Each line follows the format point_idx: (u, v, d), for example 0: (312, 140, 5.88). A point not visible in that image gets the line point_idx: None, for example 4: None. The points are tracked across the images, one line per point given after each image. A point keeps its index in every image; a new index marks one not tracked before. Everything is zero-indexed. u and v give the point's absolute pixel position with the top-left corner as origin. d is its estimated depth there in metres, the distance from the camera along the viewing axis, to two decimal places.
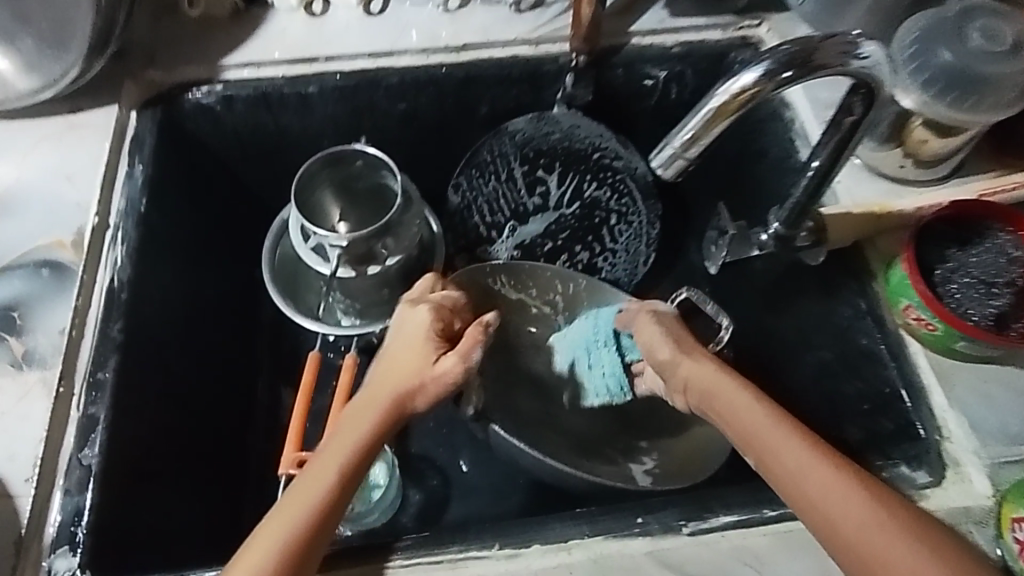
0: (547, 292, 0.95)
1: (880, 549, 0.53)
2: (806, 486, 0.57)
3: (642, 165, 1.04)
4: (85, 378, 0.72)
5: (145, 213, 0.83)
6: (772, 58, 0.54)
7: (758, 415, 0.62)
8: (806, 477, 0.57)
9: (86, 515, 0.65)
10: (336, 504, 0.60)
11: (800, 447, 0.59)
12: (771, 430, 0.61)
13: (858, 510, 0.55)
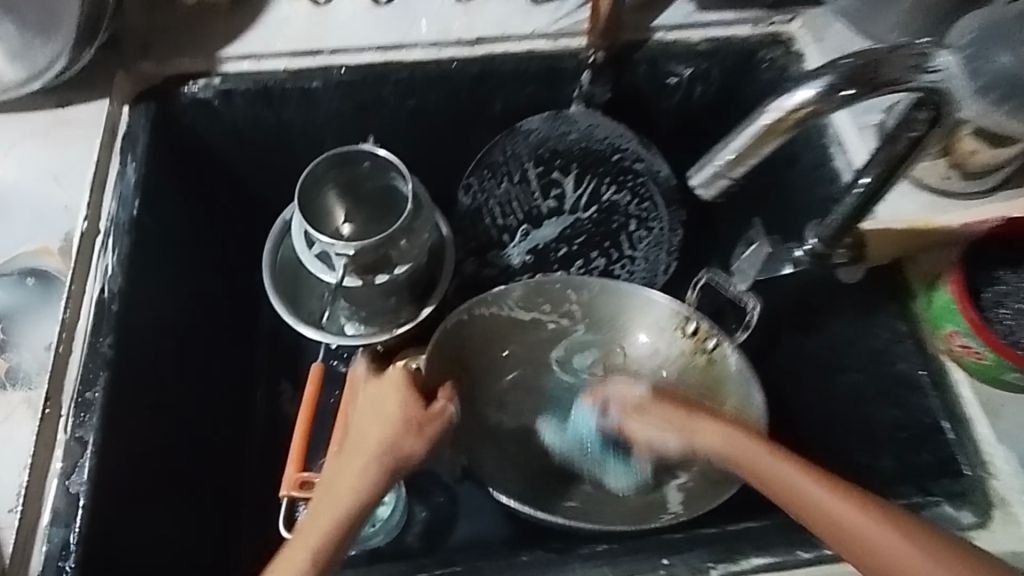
0: (560, 306, 0.92)
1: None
2: (838, 530, 0.57)
3: (665, 168, 1.00)
4: (73, 397, 0.67)
5: (137, 220, 0.78)
6: (833, 74, 0.50)
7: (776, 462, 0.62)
8: (837, 520, 0.57)
9: (73, 548, 0.61)
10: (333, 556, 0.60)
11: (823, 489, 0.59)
12: (793, 479, 0.61)
13: (902, 548, 0.54)
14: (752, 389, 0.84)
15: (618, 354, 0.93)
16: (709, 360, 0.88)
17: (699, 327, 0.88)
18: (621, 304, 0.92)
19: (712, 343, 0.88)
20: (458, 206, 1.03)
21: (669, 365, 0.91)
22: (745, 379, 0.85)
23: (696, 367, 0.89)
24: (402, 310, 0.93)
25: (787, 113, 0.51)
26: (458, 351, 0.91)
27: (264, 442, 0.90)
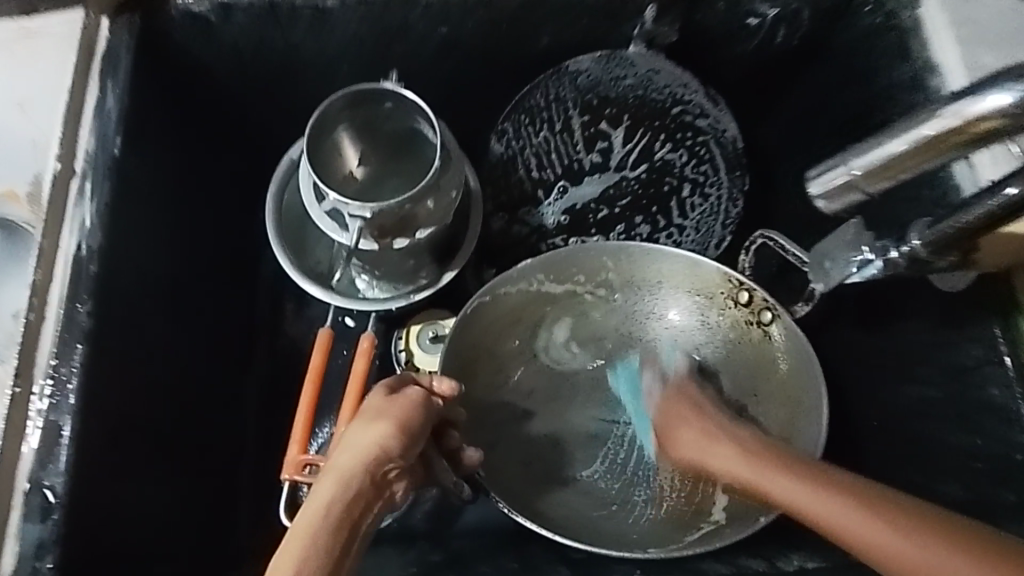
0: (595, 275, 0.84)
1: (900, 552, 0.49)
2: (840, 527, 0.53)
3: (731, 127, 0.89)
4: (45, 374, 0.59)
5: (119, 161, 0.67)
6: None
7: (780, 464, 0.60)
8: (837, 515, 0.53)
9: (50, 549, 0.55)
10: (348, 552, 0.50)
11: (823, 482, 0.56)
12: (794, 482, 0.58)
13: (874, 528, 0.51)
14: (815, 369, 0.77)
15: (661, 329, 0.86)
16: (763, 334, 0.82)
17: (752, 297, 0.81)
18: (664, 270, 0.83)
19: (767, 317, 0.81)
20: (489, 155, 0.90)
21: (716, 341, 0.84)
22: (804, 360, 0.78)
23: (749, 342, 0.83)
24: (422, 271, 0.83)
25: (967, 123, 0.42)
26: (485, 320, 0.83)
27: (263, 411, 0.83)
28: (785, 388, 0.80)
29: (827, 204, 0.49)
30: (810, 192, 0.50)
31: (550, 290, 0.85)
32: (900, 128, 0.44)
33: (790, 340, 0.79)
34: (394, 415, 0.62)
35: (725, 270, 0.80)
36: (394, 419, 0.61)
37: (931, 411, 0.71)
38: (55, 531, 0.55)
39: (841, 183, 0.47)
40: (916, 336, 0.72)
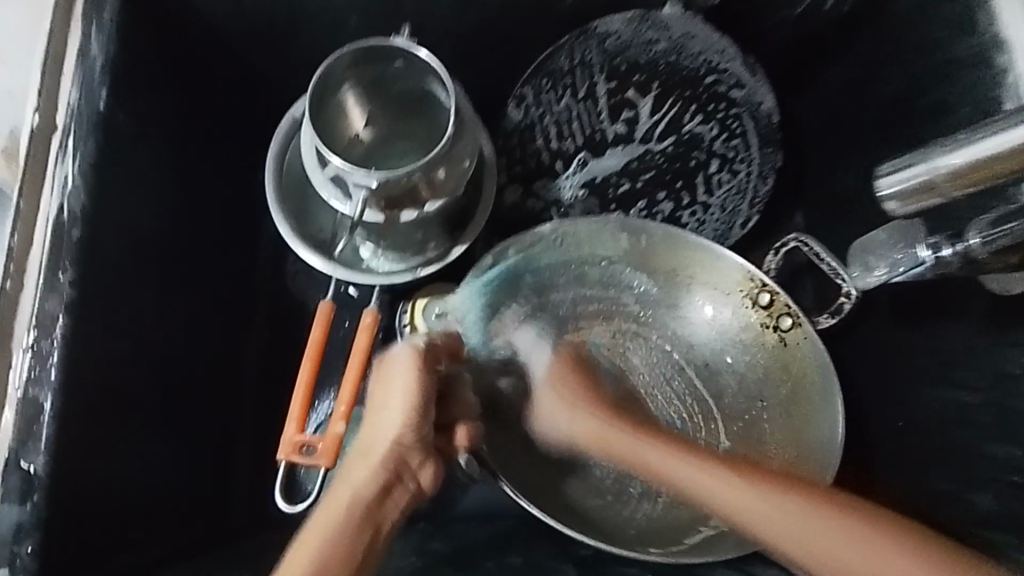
0: (609, 251, 0.79)
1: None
2: (800, 546, 0.54)
3: (768, 100, 0.83)
4: (27, 347, 0.57)
5: (104, 117, 0.63)
6: None
7: (728, 474, 0.59)
8: (799, 533, 0.54)
9: (28, 532, 0.54)
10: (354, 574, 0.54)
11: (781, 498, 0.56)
12: (764, 508, 0.56)
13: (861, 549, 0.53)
14: (832, 391, 0.72)
15: (677, 309, 0.80)
16: (780, 342, 0.76)
17: (773, 301, 0.76)
18: (684, 258, 0.78)
19: (787, 323, 0.75)
20: (504, 122, 0.85)
21: (730, 334, 0.78)
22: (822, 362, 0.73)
23: (762, 347, 0.77)
24: (430, 241, 0.78)
25: None
26: (490, 291, 0.77)
27: (262, 381, 0.78)
28: (792, 402, 0.75)
29: (897, 205, 0.47)
30: (879, 197, 0.47)
31: (562, 265, 0.80)
32: (988, 131, 0.44)
33: (807, 355, 0.74)
34: (416, 411, 0.59)
35: (749, 269, 0.75)
36: (416, 416, 0.59)
37: (974, 418, 0.64)
38: (35, 514, 0.54)
39: (916, 184, 0.46)
40: (958, 337, 0.66)
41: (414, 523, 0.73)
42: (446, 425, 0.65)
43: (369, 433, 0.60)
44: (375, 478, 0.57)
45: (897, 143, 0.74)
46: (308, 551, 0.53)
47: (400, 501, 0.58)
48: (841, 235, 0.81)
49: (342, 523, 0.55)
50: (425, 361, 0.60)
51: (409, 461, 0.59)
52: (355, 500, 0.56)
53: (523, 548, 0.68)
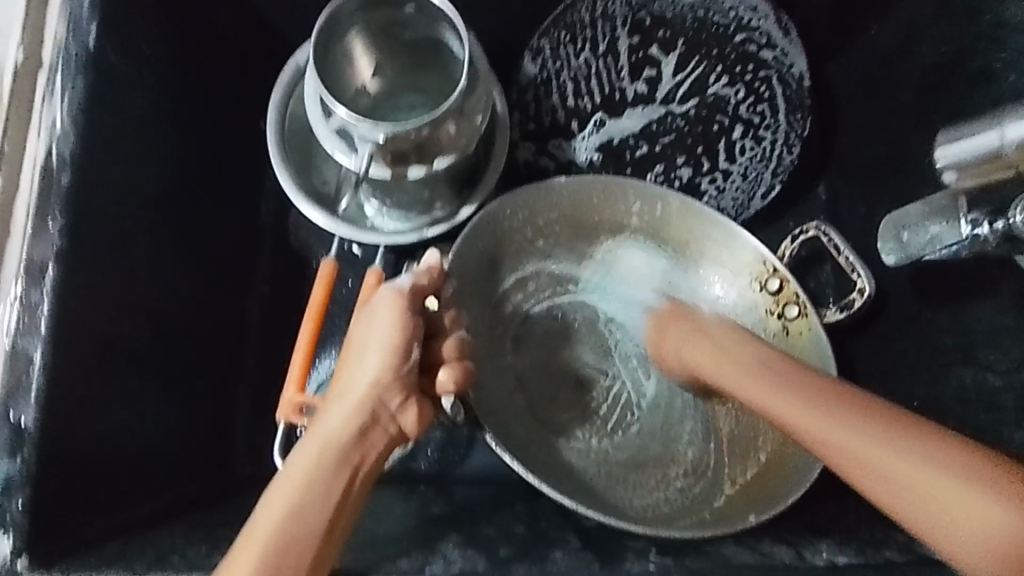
0: (617, 215, 0.76)
1: (942, 512, 0.47)
2: (839, 454, 0.51)
3: (800, 63, 0.79)
4: (16, 299, 0.55)
5: (94, 55, 0.60)
6: None
7: (790, 384, 0.57)
8: (844, 441, 0.51)
9: (20, 486, 0.52)
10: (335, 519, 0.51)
11: (833, 413, 0.53)
12: (840, 431, 0.52)
13: (927, 470, 0.48)
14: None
15: (680, 291, 0.77)
16: (784, 330, 0.73)
17: (783, 287, 0.73)
18: (696, 229, 0.75)
19: (793, 312, 0.73)
20: (518, 74, 0.80)
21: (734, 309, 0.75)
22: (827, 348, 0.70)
23: (764, 334, 0.74)
24: (436, 201, 0.74)
25: None
26: (492, 252, 0.74)
27: (263, 337, 0.76)
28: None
29: (958, 175, 0.59)
30: (945, 178, 0.61)
31: (568, 228, 0.76)
32: None
33: (811, 344, 0.71)
34: (396, 349, 0.56)
35: (763, 252, 0.72)
36: (398, 356, 0.56)
37: (996, 400, 0.62)
38: (26, 469, 0.52)
39: (975, 159, 0.57)
40: (986, 315, 0.63)
41: (414, 486, 0.72)
42: (429, 369, 0.61)
43: (347, 375, 0.56)
44: (353, 418, 0.54)
45: (935, 112, 0.70)
46: (285, 494, 0.50)
47: (381, 444, 0.55)
48: (869, 207, 0.78)
49: (316, 466, 0.51)
50: (409, 300, 0.57)
51: (389, 402, 0.56)
52: (331, 442, 0.53)
53: (525, 516, 0.67)
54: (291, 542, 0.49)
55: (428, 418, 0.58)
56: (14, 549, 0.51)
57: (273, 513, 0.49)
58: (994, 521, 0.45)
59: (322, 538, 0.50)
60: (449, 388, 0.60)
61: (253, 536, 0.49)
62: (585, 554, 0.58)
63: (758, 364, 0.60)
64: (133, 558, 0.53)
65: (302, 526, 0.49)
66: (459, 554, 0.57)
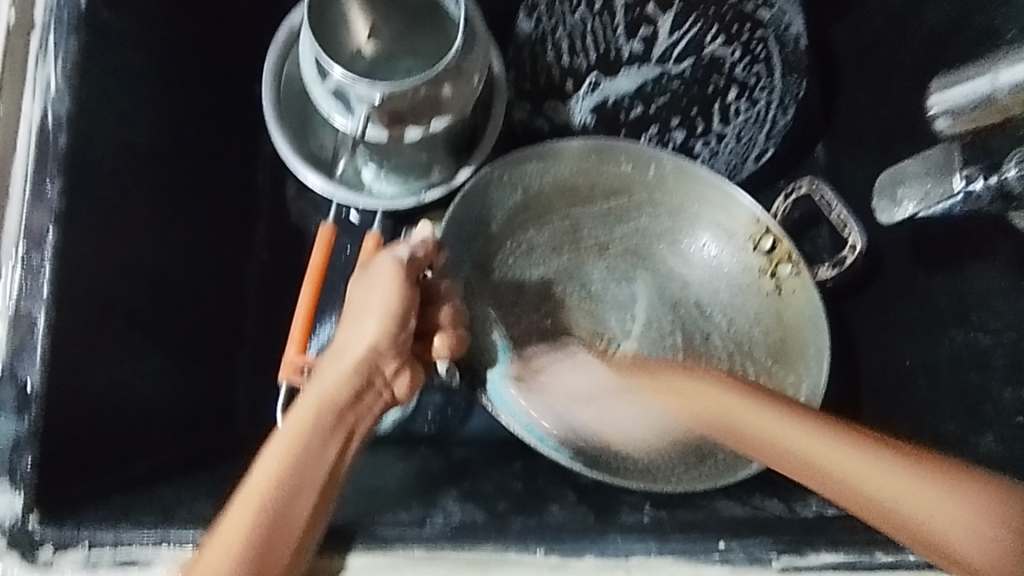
0: (611, 179, 0.76)
1: (941, 530, 0.48)
2: (833, 485, 0.51)
3: (797, 23, 0.79)
4: (15, 261, 0.55)
5: (87, 13, 0.59)
6: None
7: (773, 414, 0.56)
8: (847, 478, 0.51)
9: (26, 443, 0.53)
10: (328, 480, 0.52)
11: (822, 435, 0.53)
12: (840, 458, 0.51)
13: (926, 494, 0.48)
14: (823, 339, 0.70)
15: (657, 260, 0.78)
16: (777, 289, 0.73)
17: (777, 245, 0.72)
18: (693, 192, 0.75)
19: (786, 270, 0.72)
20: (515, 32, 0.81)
21: (729, 273, 0.76)
22: (819, 313, 0.70)
23: (757, 292, 0.75)
24: (434, 164, 0.74)
25: None
26: (484, 217, 0.74)
27: (261, 299, 0.76)
28: (781, 348, 0.73)
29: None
30: (941, 129, 0.53)
31: (566, 191, 0.76)
32: None
33: (805, 301, 0.71)
34: (394, 317, 0.56)
35: (757, 211, 0.72)
36: (395, 324, 0.56)
37: (987, 358, 0.63)
38: (32, 427, 0.53)
39: None
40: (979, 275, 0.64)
41: (415, 446, 0.74)
42: (427, 332, 0.62)
43: (343, 338, 0.57)
44: (348, 381, 0.54)
45: (936, 72, 0.69)
46: (278, 450, 0.51)
47: (373, 408, 0.56)
48: (868, 170, 0.77)
49: (311, 423, 0.52)
50: (408, 270, 0.57)
51: (383, 368, 0.56)
52: (324, 401, 0.53)
53: (523, 473, 0.68)
54: (286, 497, 0.50)
55: (420, 383, 0.59)
56: (22, 504, 0.52)
57: (268, 466, 0.51)
58: (975, 526, 0.47)
59: (316, 492, 0.51)
60: (442, 354, 0.62)
61: (248, 489, 0.50)
62: (579, 508, 0.60)
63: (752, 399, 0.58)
64: (139, 512, 0.54)
65: (296, 481, 0.50)
66: (457, 508, 0.58)
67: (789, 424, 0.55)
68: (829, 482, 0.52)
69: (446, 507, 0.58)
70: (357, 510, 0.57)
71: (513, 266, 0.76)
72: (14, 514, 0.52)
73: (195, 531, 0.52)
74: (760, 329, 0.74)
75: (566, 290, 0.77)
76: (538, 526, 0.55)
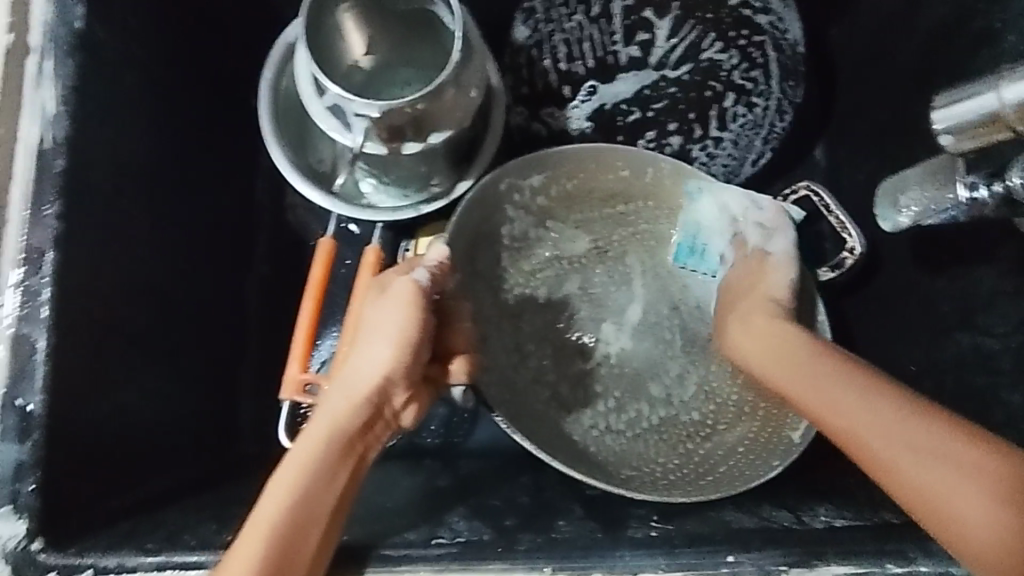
0: (611, 189, 0.76)
1: (942, 485, 0.46)
2: (831, 417, 0.53)
3: (794, 29, 0.79)
4: (16, 285, 0.55)
5: (83, 35, 0.59)
6: None
7: (802, 357, 0.59)
8: (849, 417, 0.52)
9: (29, 469, 0.52)
10: (338, 510, 0.51)
11: (845, 378, 0.55)
12: (848, 399, 0.53)
13: (925, 441, 0.48)
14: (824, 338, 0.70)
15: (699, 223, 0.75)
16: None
17: None
18: (694, 198, 0.75)
19: None
20: (512, 35, 0.81)
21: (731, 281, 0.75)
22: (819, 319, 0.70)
23: None
24: (433, 175, 0.73)
25: None
26: (486, 229, 0.74)
27: (262, 314, 0.76)
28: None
29: (953, 138, 0.53)
30: (946, 146, 0.53)
31: (567, 200, 0.76)
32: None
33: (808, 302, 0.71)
34: (409, 345, 0.56)
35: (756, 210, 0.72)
36: (411, 350, 0.56)
37: (994, 362, 0.62)
38: (34, 453, 0.52)
39: (973, 120, 0.51)
40: (983, 279, 0.64)
41: (419, 460, 0.73)
42: (442, 356, 0.64)
43: (352, 364, 0.56)
44: (359, 407, 0.54)
45: (936, 74, 0.69)
46: (287, 481, 0.50)
47: (381, 433, 0.57)
48: (868, 172, 0.77)
49: (322, 449, 0.52)
50: (425, 296, 0.57)
51: (395, 394, 0.57)
52: (334, 427, 0.53)
53: (530, 487, 0.68)
54: (296, 526, 0.49)
55: (425, 408, 0.61)
56: (25, 531, 0.51)
57: (275, 499, 0.49)
58: (979, 509, 0.45)
59: (325, 524, 0.50)
60: (459, 376, 0.65)
61: (258, 516, 0.49)
62: (587, 523, 0.59)
63: (784, 342, 0.61)
64: (144, 537, 0.54)
65: (307, 510, 0.50)
66: (465, 525, 0.58)
67: (816, 357, 0.58)
68: (835, 416, 0.53)
69: (453, 526, 0.58)
70: (365, 530, 0.56)
71: (516, 288, 0.76)
72: (16, 541, 0.51)
73: (197, 556, 0.52)
74: None
75: (569, 297, 0.76)
76: (546, 542, 0.55)
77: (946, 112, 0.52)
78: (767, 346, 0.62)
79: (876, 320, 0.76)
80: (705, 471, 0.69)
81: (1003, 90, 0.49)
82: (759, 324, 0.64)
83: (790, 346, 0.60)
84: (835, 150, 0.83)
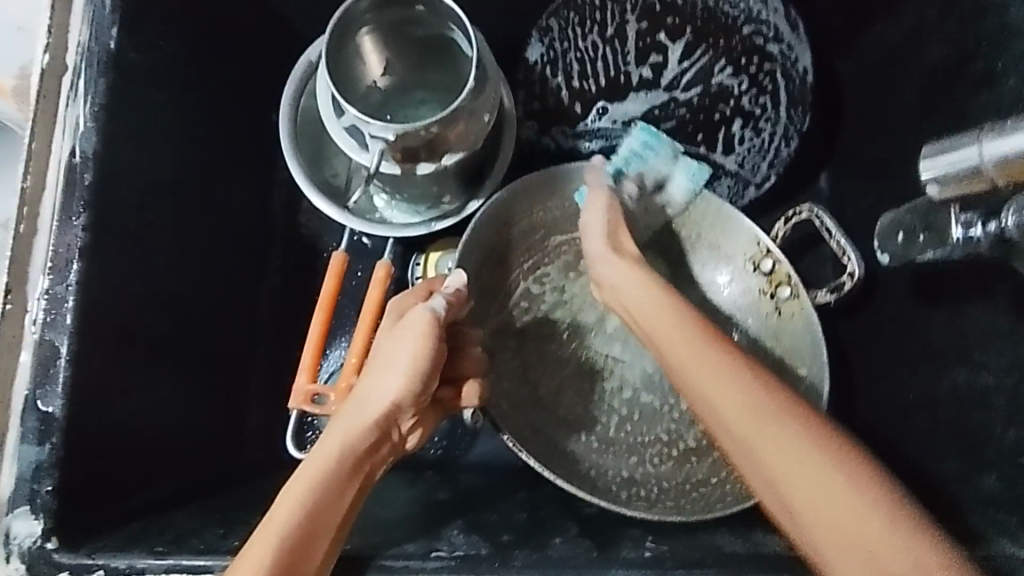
0: None
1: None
2: (768, 463, 0.49)
3: (805, 59, 0.80)
4: (42, 293, 0.57)
5: (116, 55, 0.62)
6: None
7: (750, 403, 0.51)
8: (789, 480, 0.48)
9: (47, 470, 0.54)
10: (343, 527, 0.53)
11: (750, 393, 0.52)
12: (797, 450, 0.49)
13: (881, 529, 0.45)
14: (821, 357, 0.72)
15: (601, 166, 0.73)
16: (777, 310, 0.75)
17: (776, 269, 0.75)
18: (703, 221, 0.77)
19: (785, 293, 0.75)
20: (526, 53, 0.82)
21: (730, 306, 0.78)
22: (817, 343, 0.73)
23: (758, 311, 0.76)
24: (445, 194, 0.76)
25: None
26: (499, 248, 0.76)
27: (274, 323, 0.78)
28: (782, 367, 0.74)
29: (939, 188, 0.53)
30: (927, 191, 0.54)
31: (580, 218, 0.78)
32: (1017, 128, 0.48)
33: (804, 321, 0.74)
34: (421, 373, 0.58)
35: (757, 233, 0.74)
36: (421, 380, 0.58)
37: (987, 396, 0.63)
38: (53, 455, 0.55)
39: (956, 173, 0.52)
40: (978, 313, 0.65)
41: (422, 471, 0.75)
42: (455, 380, 0.67)
43: (367, 386, 0.58)
44: (370, 431, 0.57)
45: (938, 108, 0.70)
46: (298, 491, 0.52)
47: (386, 456, 0.59)
48: (872, 200, 0.79)
49: (333, 468, 0.54)
50: (440, 327, 0.59)
51: (402, 420, 0.59)
52: (346, 447, 0.55)
53: (527, 503, 0.70)
54: (302, 542, 0.50)
55: (429, 429, 0.64)
56: (43, 530, 0.53)
57: (287, 508, 0.51)
58: None
59: (332, 536, 0.52)
60: (471, 401, 0.67)
61: (266, 529, 0.50)
62: (582, 541, 0.61)
63: (766, 406, 0.51)
64: (154, 539, 0.56)
65: (312, 527, 0.51)
66: (462, 539, 0.60)
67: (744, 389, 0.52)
68: (771, 470, 0.49)
69: (451, 540, 0.59)
70: (364, 537, 0.58)
71: (520, 308, 0.77)
72: (33, 540, 0.53)
73: (205, 560, 0.54)
74: (757, 357, 0.76)
75: (578, 319, 0.78)
76: (541, 560, 0.56)
77: (934, 155, 0.53)
78: (728, 395, 0.52)
79: (875, 347, 0.77)
80: (695, 487, 0.71)
81: (981, 148, 0.49)
82: (686, 352, 0.57)
83: (728, 382, 0.53)
84: (840, 175, 0.84)
